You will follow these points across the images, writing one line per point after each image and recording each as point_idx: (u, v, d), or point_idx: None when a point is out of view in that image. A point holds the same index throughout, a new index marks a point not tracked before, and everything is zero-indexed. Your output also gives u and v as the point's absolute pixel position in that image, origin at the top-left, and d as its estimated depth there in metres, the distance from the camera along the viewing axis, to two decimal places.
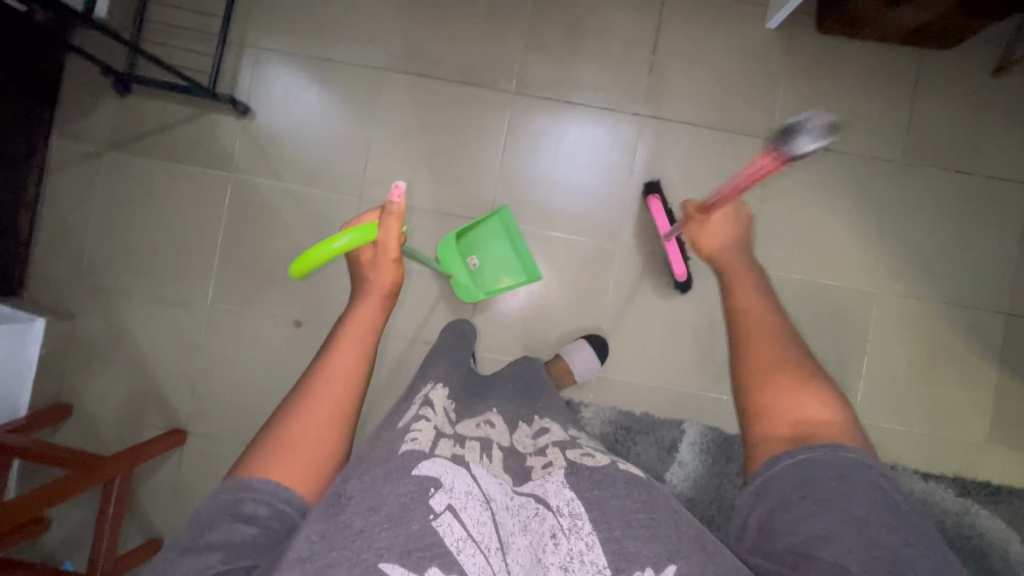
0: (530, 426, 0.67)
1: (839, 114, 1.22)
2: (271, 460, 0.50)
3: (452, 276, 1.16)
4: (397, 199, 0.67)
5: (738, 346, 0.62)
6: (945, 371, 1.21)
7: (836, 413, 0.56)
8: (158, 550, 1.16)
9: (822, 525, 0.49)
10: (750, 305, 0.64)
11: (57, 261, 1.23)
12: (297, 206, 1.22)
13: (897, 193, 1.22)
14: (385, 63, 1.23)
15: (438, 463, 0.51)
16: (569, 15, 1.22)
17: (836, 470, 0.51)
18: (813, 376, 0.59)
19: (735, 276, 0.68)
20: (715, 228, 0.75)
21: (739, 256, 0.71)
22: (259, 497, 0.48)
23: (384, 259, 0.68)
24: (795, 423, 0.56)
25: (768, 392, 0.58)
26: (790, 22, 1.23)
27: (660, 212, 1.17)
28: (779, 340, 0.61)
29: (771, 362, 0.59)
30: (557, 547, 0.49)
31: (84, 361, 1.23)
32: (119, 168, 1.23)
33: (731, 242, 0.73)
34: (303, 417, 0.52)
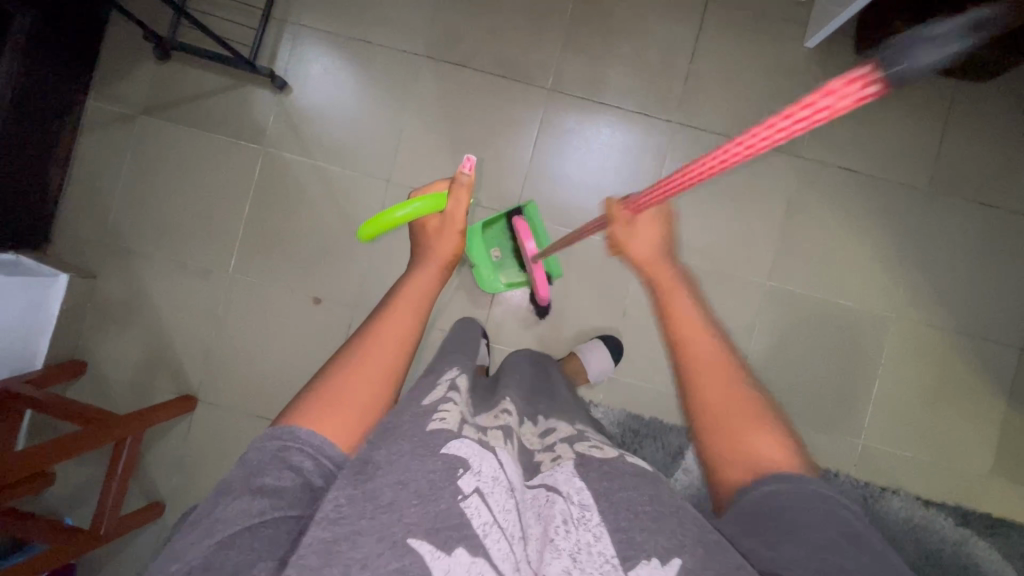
0: (536, 426, 0.67)
1: (868, 137, 1.23)
2: (320, 412, 0.52)
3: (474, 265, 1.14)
4: (468, 172, 0.77)
5: (683, 378, 0.60)
6: (954, 400, 1.21)
7: (789, 446, 0.54)
8: (161, 513, 1.17)
9: (788, 553, 0.46)
10: (691, 333, 0.62)
11: (84, 220, 1.24)
12: (326, 184, 1.23)
13: (921, 220, 1.23)
14: (425, 49, 1.24)
15: (467, 444, 0.51)
16: (610, 18, 1.24)
17: (801, 497, 0.49)
18: (760, 407, 0.57)
19: (670, 299, 0.67)
20: (644, 233, 0.76)
21: (668, 269, 0.71)
22: (305, 449, 0.49)
23: (451, 228, 0.78)
24: (748, 460, 0.53)
25: (719, 432, 0.56)
26: (828, 41, 1.24)
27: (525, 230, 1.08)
28: (730, 373, 0.59)
29: (721, 399, 0.57)
30: (568, 534, 0.48)
31: (101, 320, 1.23)
32: (153, 133, 1.24)
33: (661, 253, 0.74)
34: (355, 371, 0.56)
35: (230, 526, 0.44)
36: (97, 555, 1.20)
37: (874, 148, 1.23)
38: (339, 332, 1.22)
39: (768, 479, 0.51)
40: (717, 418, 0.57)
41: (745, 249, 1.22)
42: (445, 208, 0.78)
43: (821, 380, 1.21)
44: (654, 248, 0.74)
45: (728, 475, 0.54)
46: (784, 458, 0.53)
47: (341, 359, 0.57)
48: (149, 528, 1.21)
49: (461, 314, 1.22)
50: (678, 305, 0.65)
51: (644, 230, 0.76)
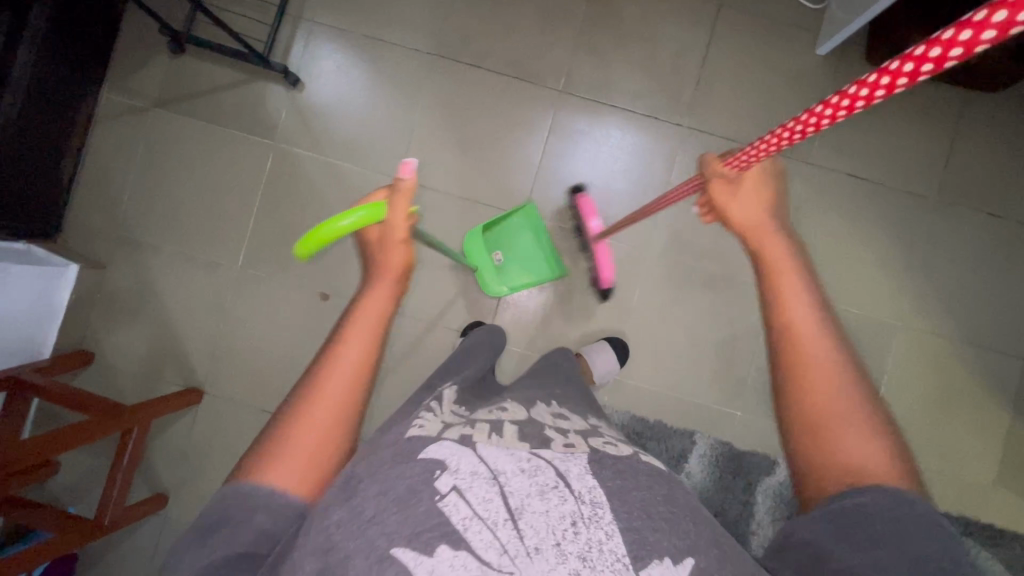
0: (549, 409, 0.68)
1: (877, 146, 1.24)
2: (272, 465, 0.51)
3: (477, 269, 1.17)
4: (409, 175, 0.68)
5: (788, 371, 0.54)
6: (959, 410, 1.21)
7: (895, 457, 0.51)
8: (164, 505, 1.17)
9: (880, 559, 0.45)
10: (801, 328, 0.55)
11: (94, 211, 1.24)
12: (336, 180, 1.24)
13: (928, 229, 1.23)
14: (438, 48, 1.24)
15: (445, 446, 0.51)
16: (622, 20, 1.24)
17: (897, 508, 0.47)
18: (868, 412, 0.52)
19: (780, 276, 0.57)
20: (749, 199, 0.63)
21: (778, 238, 0.60)
22: (254, 505, 0.49)
23: (394, 239, 0.66)
24: (847, 471, 0.51)
25: (824, 435, 0.52)
26: (840, 49, 1.24)
27: (589, 210, 1.14)
28: (838, 368, 0.54)
29: (830, 400, 0.52)
30: (576, 536, 0.46)
31: (109, 311, 1.24)
32: (164, 126, 1.25)
33: (768, 220, 0.62)
34: (304, 417, 0.52)
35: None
36: (99, 545, 1.20)
37: (882, 156, 1.23)
38: None
39: (867, 490, 0.49)
40: (824, 427, 0.52)
41: None
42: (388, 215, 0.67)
43: None
44: (761, 212, 0.62)
45: (824, 479, 0.51)
46: (888, 470, 0.50)
47: (290, 402, 0.54)
48: (151, 520, 1.21)
49: (467, 314, 1.23)
50: (789, 292, 0.56)
51: (748, 195, 0.63)
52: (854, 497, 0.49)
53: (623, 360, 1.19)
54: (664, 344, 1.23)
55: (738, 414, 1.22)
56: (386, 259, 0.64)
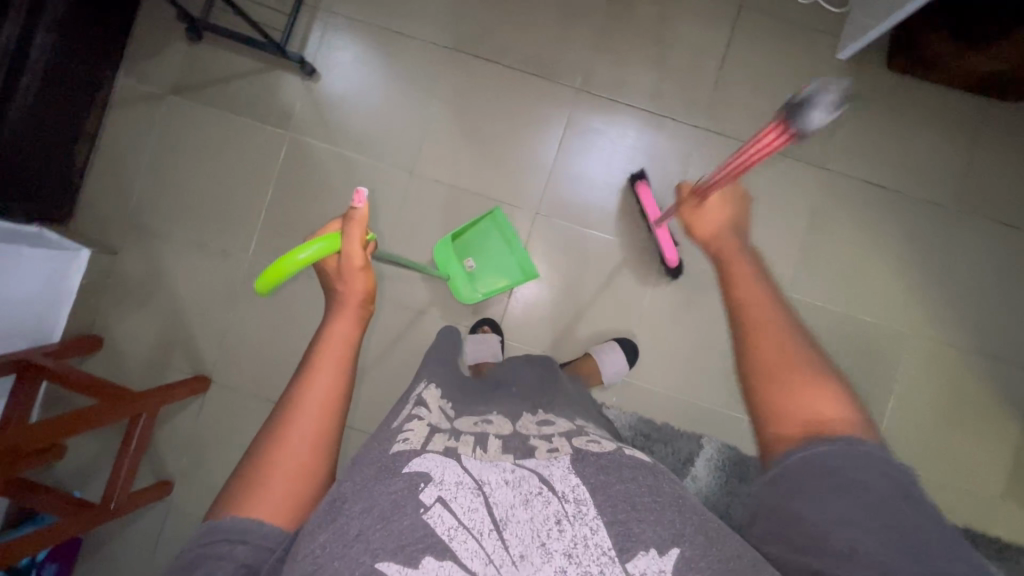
0: (535, 416, 0.68)
1: (895, 153, 1.23)
2: (248, 499, 0.51)
3: (449, 279, 1.19)
4: (360, 205, 0.68)
5: (739, 340, 0.61)
6: (968, 422, 1.21)
7: (852, 405, 0.54)
8: (168, 493, 1.17)
9: (841, 509, 0.48)
10: (751, 295, 0.62)
11: (106, 196, 1.24)
12: (350, 172, 1.23)
13: (943, 239, 1.22)
14: (455, 42, 1.24)
15: (428, 458, 0.53)
16: (643, 19, 1.23)
17: (854, 459, 0.50)
18: (820, 365, 0.57)
19: (729, 264, 0.66)
20: (713, 212, 0.73)
21: (731, 237, 0.69)
22: (232, 539, 0.49)
23: (351, 268, 0.67)
24: (806, 419, 0.54)
25: (775, 390, 0.56)
26: (860, 55, 1.23)
27: (648, 199, 1.18)
28: (785, 332, 0.59)
29: (782, 360, 0.57)
30: (561, 534, 0.49)
31: (119, 298, 1.24)
32: (179, 113, 1.24)
33: (727, 224, 0.71)
34: (278, 446, 0.54)
35: None
36: (105, 530, 1.21)
37: (898, 164, 1.23)
38: None
39: (829, 436, 0.52)
40: (780, 378, 0.57)
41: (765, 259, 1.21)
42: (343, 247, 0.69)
43: None
44: (719, 225, 0.71)
45: (782, 435, 0.55)
46: (845, 415, 0.54)
47: (265, 435, 0.55)
48: (156, 507, 1.21)
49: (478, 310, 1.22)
50: (741, 269, 0.64)
51: (711, 212, 0.73)
52: (815, 445, 0.52)
53: (633, 360, 1.18)
54: (674, 346, 1.22)
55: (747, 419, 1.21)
56: (348, 289, 0.66)
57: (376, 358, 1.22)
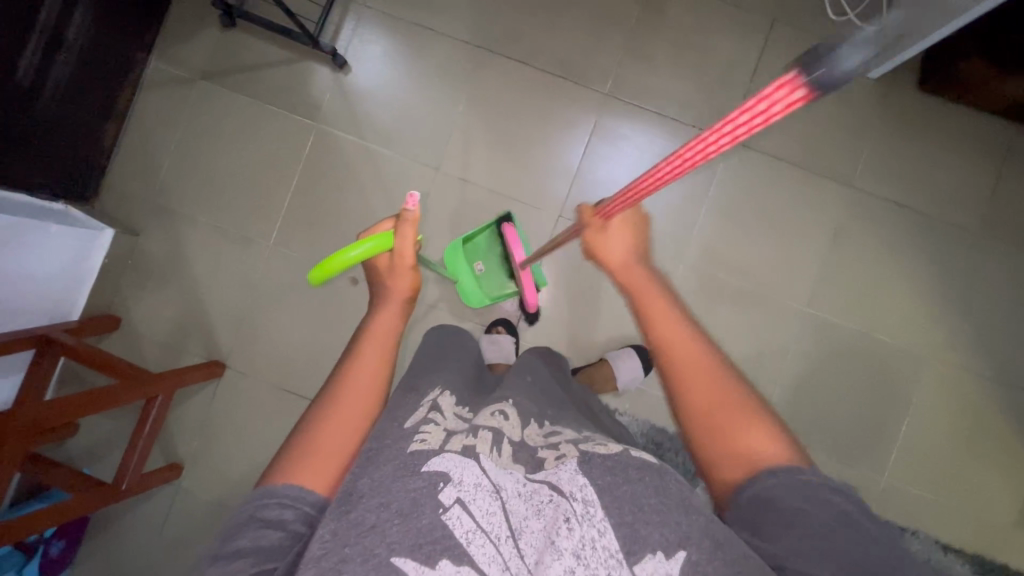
0: (541, 428, 0.63)
1: (922, 174, 1.22)
2: (298, 468, 0.54)
3: (455, 280, 1.15)
4: (413, 207, 0.73)
5: (669, 384, 0.57)
6: (983, 447, 1.20)
7: (786, 440, 0.52)
8: (177, 475, 1.17)
9: (791, 542, 0.47)
10: (669, 334, 0.58)
11: (132, 177, 1.25)
12: (375, 165, 1.24)
13: (965, 262, 1.22)
14: (486, 41, 1.24)
15: (448, 458, 0.52)
16: (676, 27, 1.23)
17: (800, 494, 0.48)
18: (750, 400, 0.55)
19: (644, 297, 0.62)
20: (616, 233, 0.69)
21: (641, 270, 0.65)
22: (284, 504, 0.51)
23: (401, 265, 0.73)
24: (744, 458, 0.52)
25: (711, 438, 0.53)
26: (891, 73, 1.23)
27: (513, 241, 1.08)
28: (712, 372, 0.56)
29: (709, 404, 0.54)
30: (570, 533, 0.49)
31: (139, 278, 1.24)
32: (208, 98, 1.25)
33: (632, 252, 0.67)
34: (327, 422, 0.57)
35: None
36: (113, 509, 1.21)
37: (925, 183, 1.22)
38: None
39: (767, 471, 0.50)
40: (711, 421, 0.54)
41: (784, 274, 1.21)
42: (394, 245, 0.74)
43: (850, 413, 1.20)
44: (623, 249, 0.67)
45: (727, 480, 0.52)
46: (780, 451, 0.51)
47: (314, 410, 0.58)
48: (164, 489, 1.21)
49: (495, 309, 1.23)
50: (654, 306, 0.61)
51: (615, 232, 0.69)
52: (756, 483, 0.50)
53: (648, 368, 1.18)
54: None
55: None
56: (393, 283, 0.72)
57: None
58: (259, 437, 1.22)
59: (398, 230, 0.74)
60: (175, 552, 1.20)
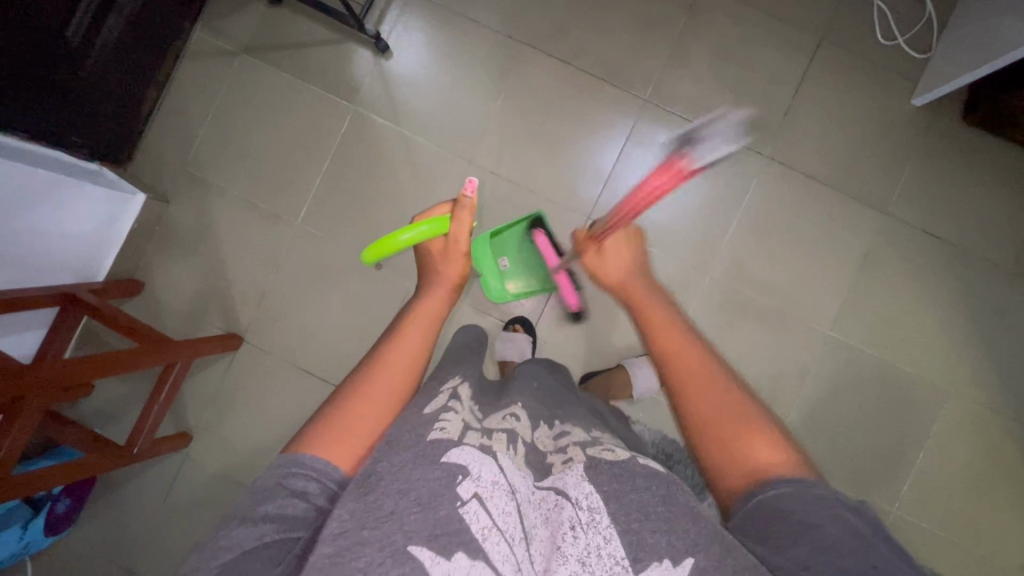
0: (551, 428, 0.64)
1: (958, 206, 1.21)
2: (327, 440, 0.54)
3: (481, 276, 1.08)
4: (471, 194, 0.79)
5: (671, 389, 0.61)
6: (998, 487, 1.18)
7: (784, 443, 0.55)
8: (185, 444, 1.17)
9: (801, 555, 0.48)
10: (672, 343, 0.63)
11: (167, 144, 1.26)
12: (408, 153, 1.24)
13: (994, 299, 1.20)
14: (530, 38, 1.24)
15: (467, 451, 0.51)
16: (722, 39, 1.23)
17: (805, 500, 0.50)
18: (747, 404, 0.58)
19: (644, 307, 0.71)
20: (612, 254, 0.82)
21: (638, 284, 0.76)
22: (308, 475, 0.51)
23: (455, 251, 0.79)
24: (749, 465, 0.54)
25: (717, 445, 0.56)
26: (936, 102, 1.22)
27: (546, 247, 1.06)
28: (714, 376, 0.60)
29: (715, 409, 0.58)
30: (576, 540, 0.48)
31: (165, 245, 1.25)
32: (248, 72, 1.25)
33: (631, 269, 0.80)
34: (363, 397, 0.57)
35: (239, 549, 0.47)
36: (120, 473, 1.21)
37: (961, 217, 1.21)
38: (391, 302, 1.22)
39: (772, 480, 0.52)
40: (717, 429, 0.57)
41: (809, 296, 1.20)
42: (450, 229, 0.79)
43: (866, 441, 1.19)
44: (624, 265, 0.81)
45: (731, 482, 0.54)
46: (782, 458, 0.54)
47: (351, 382, 0.59)
48: (172, 457, 1.21)
49: (515, 307, 1.22)
50: (656, 315, 0.68)
51: (611, 253, 0.83)
52: (762, 490, 0.52)
53: None
54: None
55: None
56: (444, 272, 0.76)
57: None
58: (269, 413, 1.22)
59: (454, 215, 0.79)
60: (177, 521, 1.20)
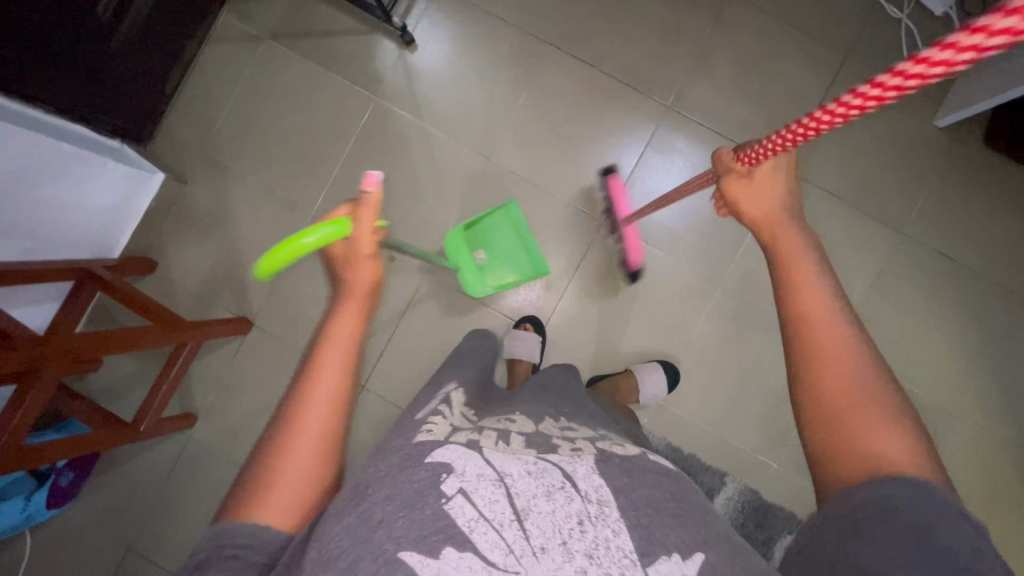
0: (557, 422, 0.64)
1: (974, 231, 1.21)
2: (255, 504, 0.49)
3: (458, 269, 1.13)
4: (372, 188, 0.61)
5: (800, 359, 0.54)
6: (1000, 512, 1.18)
7: (916, 446, 0.49)
8: (190, 424, 1.18)
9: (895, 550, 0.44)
10: (817, 311, 0.54)
11: (187, 126, 1.26)
12: (428, 147, 1.24)
13: (1006, 325, 1.20)
14: (556, 38, 1.24)
15: (451, 449, 0.51)
16: (747, 50, 1.23)
17: (911, 497, 0.46)
18: (882, 391, 0.51)
19: (790, 262, 0.57)
20: (765, 189, 0.63)
21: (791, 231, 0.59)
22: (242, 542, 0.47)
23: (360, 255, 0.61)
24: (866, 456, 0.49)
25: (839, 428, 0.51)
26: (958, 125, 1.22)
27: (618, 192, 1.14)
28: (852, 354, 0.52)
29: (850, 393, 0.51)
30: (582, 535, 0.46)
31: (180, 226, 1.25)
32: (273, 57, 1.26)
33: (786, 211, 0.61)
34: (283, 454, 0.50)
35: None
36: (124, 450, 1.21)
37: (977, 241, 1.20)
38: (402, 295, 1.22)
39: (881, 475, 0.48)
40: (839, 410, 0.51)
41: None
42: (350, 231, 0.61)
43: None
44: (775, 205, 0.62)
45: (843, 472, 0.50)
46: (909, 454, 0.49)
47: (267, 437, 0.52)
48: (175, 438, 1.21)
49: (526, 308, 1.22)
50: (803, 280, 0.55)
51: (763, 186, 0.63)
52: (875, 485, 0.47)
53: (672, 385, 1.17)
54: (717, 379, 1.21)
55: (775, 467, 1.19)
56: (353, 280, 0.60)
57: (416, 333, 1.22)
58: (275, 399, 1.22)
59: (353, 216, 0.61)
60: (178, 502, 1.20)
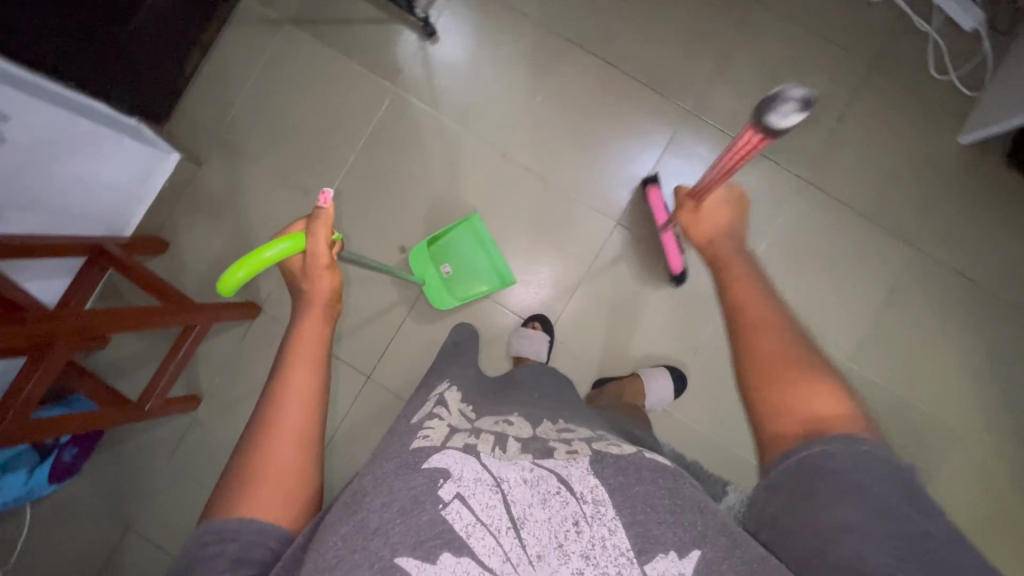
0: (556, 425, 0.63)
1: (991, 251, 1.19)
2: (247, 501, 0.50)
3: (423, 284, 1.18)
4: (325, 204, 0.68)
5: (737, 343, 0.62)
6: (1004, 535, 1.16)
7: (847, 401, 0.54)
8: (196, 407, 1.18)
9: (845, 515, 0.47)
10: (750, 302, 0.63)
11: (204, 108, 1.26)
12: (444, 140, 1.23)
13: (1018, 347, 1.19)
14: (578, 36, 1.23)
15: (448, 454, 0.51)
16: (771, 57, 1.22)
17: (850, 457, 0.50)
18: (812, 360, 0.58)
19: (727, 265, 0.69)
20: (712, 216, 0.76)
21: (728, 245, 0.73)
22: (235, 541, 0.48)
23: (317, 267, 0.70)
24: (804, 416, 0.54)
25: (777, 395, 0.56)
26: (981, 144, 1.20)
27: (659, 203, 1.17)
28: (778, 329, 0.60)
29: (778, 358, 0.58)
30: (578, 536, 0.46)
31: (191, 208, 1.25)
32: (292, 43, 1.25)
33: (727, 232, 0.74)
34: (268, 449, 0.53)
35: None
36: (128, 428, 1.22)
37: (993, 262, 1.19)
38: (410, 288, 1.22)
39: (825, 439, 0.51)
40: (771, 373, 0.57)
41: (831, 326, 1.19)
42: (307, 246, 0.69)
43: None
44: (716, 228, 0.75)
45: (780, 427, 0.55)
46: (846, 412, 0.54)
47: (250, 439, 0.54)
48: (178, 420, 1.22)
49: (535, 307, 1.22)
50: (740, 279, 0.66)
51: (709, 215, 0.77)
52: (810, 447, 0.52)
53: (678, 390, 1.17)
54: (724, 387, 1.20)
55: None
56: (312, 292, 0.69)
57: (422, 327, 1.21)
58: None
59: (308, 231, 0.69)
60: (178, 484, 1.20)
